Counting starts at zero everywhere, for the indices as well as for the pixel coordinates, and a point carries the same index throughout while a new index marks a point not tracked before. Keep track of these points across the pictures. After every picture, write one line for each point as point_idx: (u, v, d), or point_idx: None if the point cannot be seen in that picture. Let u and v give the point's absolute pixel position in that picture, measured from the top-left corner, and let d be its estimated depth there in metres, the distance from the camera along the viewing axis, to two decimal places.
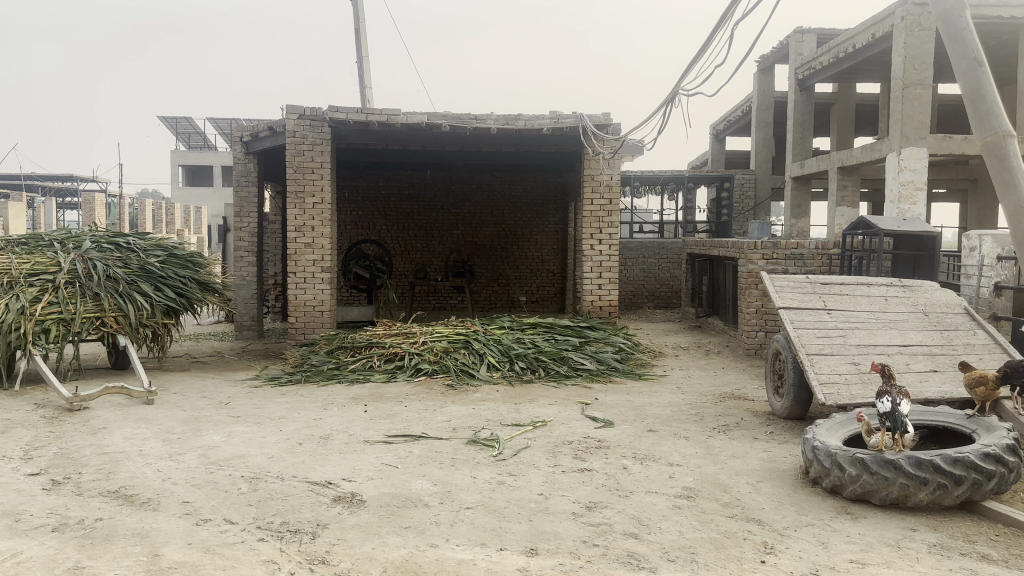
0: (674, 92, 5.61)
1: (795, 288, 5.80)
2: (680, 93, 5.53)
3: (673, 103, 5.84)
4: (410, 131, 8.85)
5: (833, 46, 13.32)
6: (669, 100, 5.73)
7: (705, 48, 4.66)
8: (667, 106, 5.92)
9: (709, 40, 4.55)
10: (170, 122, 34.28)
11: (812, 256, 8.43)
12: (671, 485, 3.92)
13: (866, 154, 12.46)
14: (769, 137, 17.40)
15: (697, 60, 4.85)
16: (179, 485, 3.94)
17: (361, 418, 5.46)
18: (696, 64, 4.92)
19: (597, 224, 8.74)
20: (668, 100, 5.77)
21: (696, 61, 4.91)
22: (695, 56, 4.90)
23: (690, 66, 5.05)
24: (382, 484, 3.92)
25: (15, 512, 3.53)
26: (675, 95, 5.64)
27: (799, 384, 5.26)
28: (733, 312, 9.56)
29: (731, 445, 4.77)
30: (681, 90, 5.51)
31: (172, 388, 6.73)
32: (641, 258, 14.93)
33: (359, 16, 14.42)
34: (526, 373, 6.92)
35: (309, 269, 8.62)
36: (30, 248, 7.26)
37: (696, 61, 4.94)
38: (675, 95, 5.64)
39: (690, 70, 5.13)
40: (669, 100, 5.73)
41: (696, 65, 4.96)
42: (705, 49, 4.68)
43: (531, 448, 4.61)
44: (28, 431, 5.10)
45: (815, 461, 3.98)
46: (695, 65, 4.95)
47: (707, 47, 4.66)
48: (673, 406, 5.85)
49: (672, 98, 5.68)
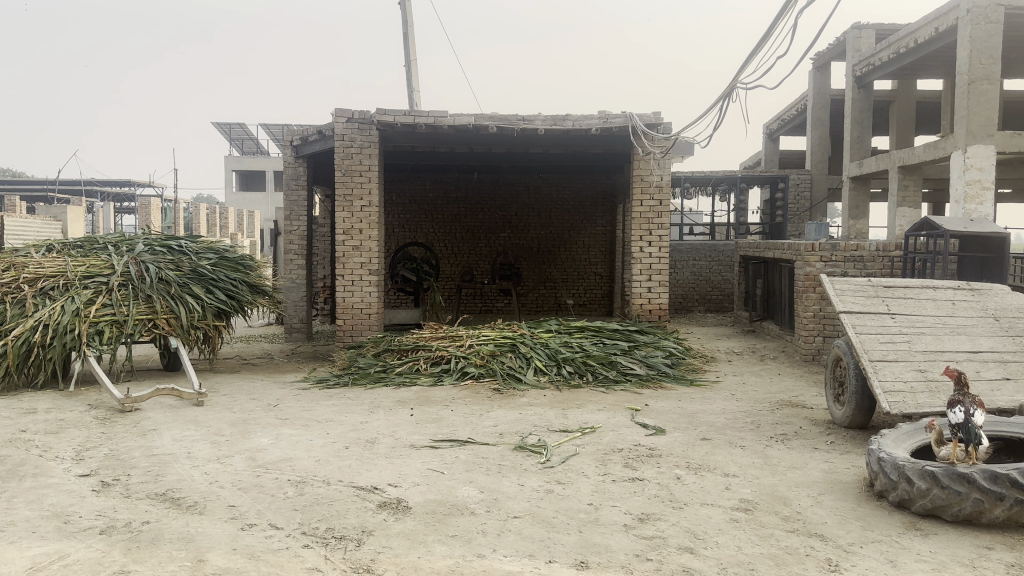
0: (731, 87, 5.42)
1: (856, 291, 5.53)
2: (736, 88, 5.34)
3: (729, 98, 5.65)
4: (457, 133, 8.80)
5: (892, 41, 12.89)
6: (726, 95, 5.54)
7: (765, 39, 4.48)
8: (723, 102, 5.74)
9: (769, 31, 4.37)
10: (224, 128, 34.96)
11: (871, 259, 8.11)
12: (728, 497, 3.76)
13: (928, 153, 12.02)
14: (824, 136, 16.95)
15: (757, 52, 4.66)
16: (225, 488, 3.91)
17: (407, 422, 5.40)
18: (755, 56, 4.73)
19: (647, 226, 8.58)
20: (724, 95, 5.58)
21: (755, 53, 4.72)
22: (754, 49, 4.72)
23: (747, 59, 4.86)
24: (428, 490, 3.84)
25: (63, 514, 3.53)
26: (732, 91, 5.45)
27: (861, 392, 5.04)
28: (789, 317, 9.28)
29: (789, 454, 4.57)
30: (737, 86, 5.33)
31: (222, 390, 6.77)
32: (691, 261, 14.67)
33: (408, 20, 14.47)
34: (574, 378, 6.80)
35: (357, 272, 8.62)
36: (85, 251, 7.40)
37: (753, 54, 4.77)
38: (731, 90, 5.46)
39: (747, 64, 4.95)
40: (726, 95, 5.55)
41: (754, 57, 4.77)
42: (766, 40, 4.49)
43: (580, 455, 4.49)
44: (80, 432, 5.16)
45: (880, 473, 3.77)
46: (753, 57, 4.77)
47: (768, 38, 4.48)
48: (727, 413, 5.66)
49: (728, 93, 5.50)
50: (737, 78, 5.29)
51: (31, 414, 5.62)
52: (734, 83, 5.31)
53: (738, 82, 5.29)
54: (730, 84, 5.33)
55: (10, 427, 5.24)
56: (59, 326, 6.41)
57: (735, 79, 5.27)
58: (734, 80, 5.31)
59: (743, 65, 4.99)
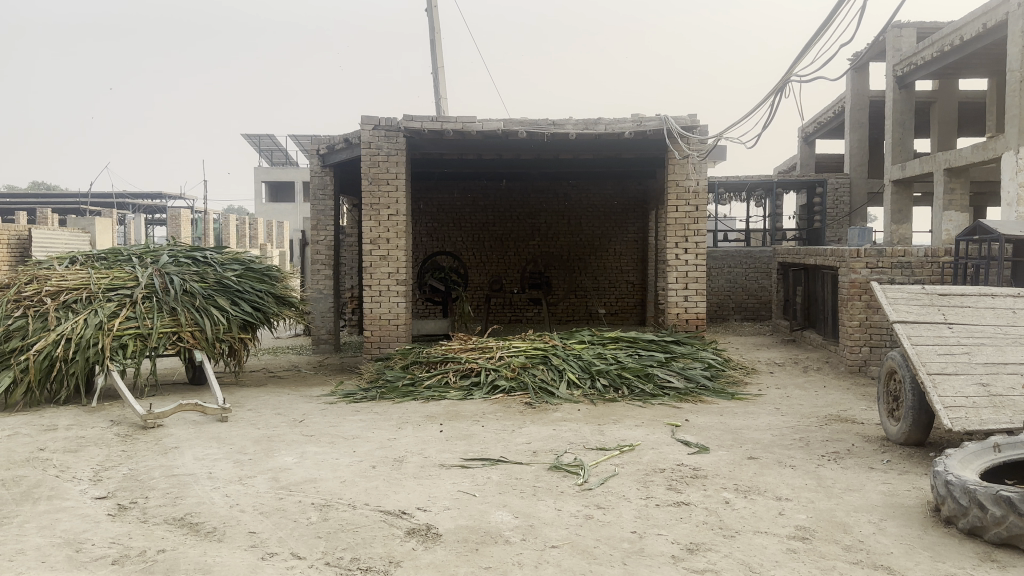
0: (782, 81, 5.14)
1: (910, 300, 5.16)
2: (788, 81, 5.09)
3: (780, 93, 5.40)
4: (486, 139, 8.59)
5: (935, 39, 12.46)
6: (777, 89, 5.26)
7: (825, 26, 4.22)
8: (774, 97, 5.47)
9: (829, 18, 4.10)
10: (254, 139, 35.17)
11: (920, 265, 7.72)
12: (783, 524, 3.47)
13: (976, 154, 11.57)
14: (862, 138, 16.51)
15: (816, 39, 4.38)
16: (246, 512, 3.72)
17: (437, 439, 5.17)
18: (814, 44, 4.45)
19: (683, 232, 8.30)
20: (776, 89, 5.31)
21: (811, 43, 4.46)
22: (813, 35, 4.44)
23: (803, 49, 4.59)
24: (459, 515, 3.60)
25: (76, 541, 3.36)
26: (784, 84, 5.18)
27: (918, 408, 4.72)
28: (832, 326, 8.93)
29: (844, 475, 4.28)
30: (790, 78, 5.07)
31: (247, 404, 6.61)
32: (726, 268, 14.33)
33: (435, 27, 14.34)
34: (609, 392, 6.52)
35: (385, 282, 8.44)
36: (109, 263, 7.30)
37: (810, 45, 4.50)
38: (782, 84, 5.17)
39: (802, 56, 4.68)
40: (778, 89, 5.25)
41: (810, 47, 4.51)
42: (826, 25, 4.20)
43: (619, 476, 4.22)
44: (101, 450, 5.01)
45: (949, 498, 3.45)
46: (810, 47, 4.50)
47: (826, 26, 4.21)
48: (773, 429, 5.36)
49: (779, 88, 5.24)
50: (789, 72, 5.02)
51: (53, 431, 5.50)
52: (786, 76, 5.04)
53: (791, 76, 5.02)
54: (782, 76, 5.05)
55: (29, 445, 5.11)
56: (82, 340, 6.28)
57: (788, 72, 5.02)
58: (786, 74, 5.05)
59: (798, 56, 4.73)
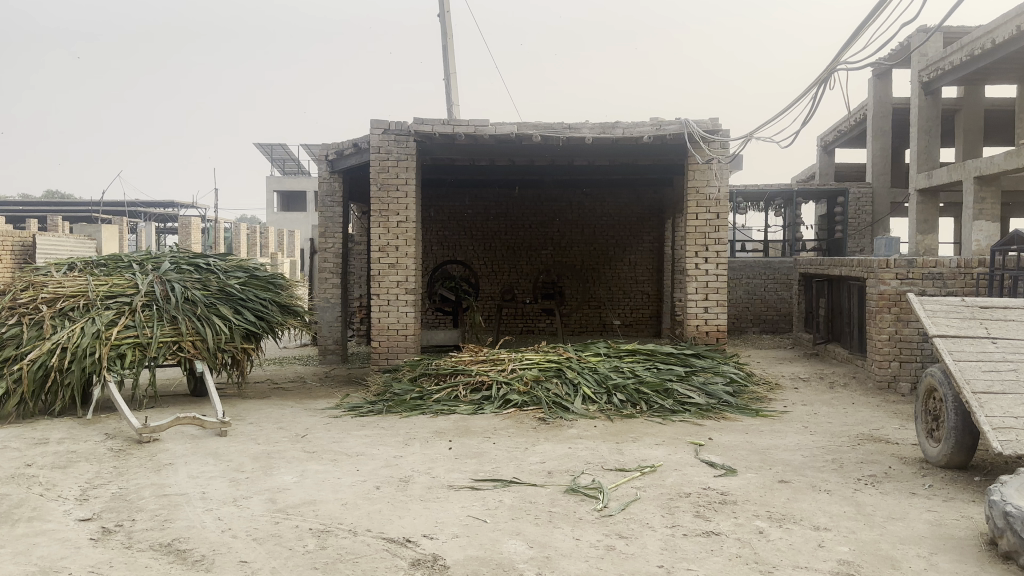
0: (826, 70, 4.86)
1: (950, 314, 4.84)
2: (834, 70, 4.81)
3: (824, 83, 5.12)
4: (499, 144, 8.32)
5: (965, 43, 12.15)
6: (821, 79, 4.97)
7: (884, 5, 3.93)
8: (818, 87, 5.20)
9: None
10: (267, 149, 35.10)
11: (952, 276, 7.37)
12: (824, 558, 3.16)
13: (1008, 161, 11.20)
14: (885, 147, 16.15)
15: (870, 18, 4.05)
16: (239, 538, 3.43)
17: (445, 457, 4.88)
18: (866, 28, 4.19)
19: (703, 240, 7.99)
20: (820, 80, 5.03)
21: (864, 27, 4.18)
22: (866, 15, 4.11)
23: (855, 31, 4.27)
24: (468, 545, 3.30)
25: (51, 570, 3.08)
26: (829, 74, 4.88)
27: (961, 428, 4.39)
28: (858, 339, 8.59)
29: (885, 502, 3.95)
30: (836, 67, 4.79)
31: (248, 418, 6.34)
32: (744, 279, 14.00)
33: (448, 32, 14.12)
34: (626, 407, 6.23)
35: (393, 291, 8.17)
36: (109, 270, 7.07)
37: (861, 30, 4.22)
38: (828, 73, 4.88)
39: (851, 42, 4.40)
40: (822, 79, 4.96)
41: (863, 31, 4.24)
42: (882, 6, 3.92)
43: (641, 501, 3.91)
44: (91, 466, 4.74)
45: (1009, 531, 3.12)
46: (864, 30, 4.22)
47: (884, 7, 3.93)
48: (803, 450, 5.03)
49: (824, 78, 4.97)
50: (836, 60, 4.74)
51: (43, 446, 5.23)
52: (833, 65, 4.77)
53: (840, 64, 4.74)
54: (829, 66, 4.79)
55: (16, 460, 4.85)
56: (79, 349, 6.03)
57: (834, 60, 4.75)
58: (833, 62, 4.77)
59: (847, 43, 4.46)
